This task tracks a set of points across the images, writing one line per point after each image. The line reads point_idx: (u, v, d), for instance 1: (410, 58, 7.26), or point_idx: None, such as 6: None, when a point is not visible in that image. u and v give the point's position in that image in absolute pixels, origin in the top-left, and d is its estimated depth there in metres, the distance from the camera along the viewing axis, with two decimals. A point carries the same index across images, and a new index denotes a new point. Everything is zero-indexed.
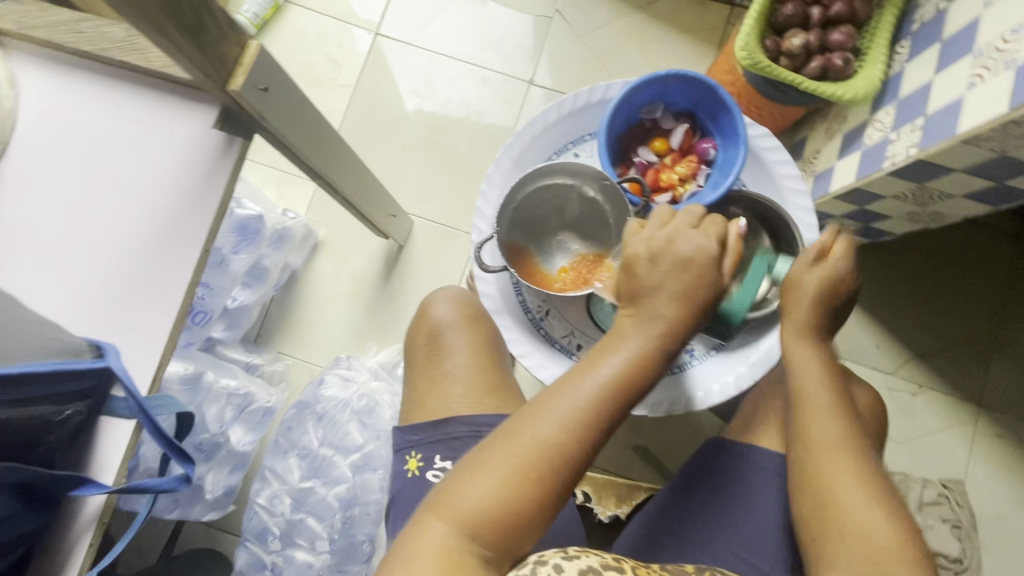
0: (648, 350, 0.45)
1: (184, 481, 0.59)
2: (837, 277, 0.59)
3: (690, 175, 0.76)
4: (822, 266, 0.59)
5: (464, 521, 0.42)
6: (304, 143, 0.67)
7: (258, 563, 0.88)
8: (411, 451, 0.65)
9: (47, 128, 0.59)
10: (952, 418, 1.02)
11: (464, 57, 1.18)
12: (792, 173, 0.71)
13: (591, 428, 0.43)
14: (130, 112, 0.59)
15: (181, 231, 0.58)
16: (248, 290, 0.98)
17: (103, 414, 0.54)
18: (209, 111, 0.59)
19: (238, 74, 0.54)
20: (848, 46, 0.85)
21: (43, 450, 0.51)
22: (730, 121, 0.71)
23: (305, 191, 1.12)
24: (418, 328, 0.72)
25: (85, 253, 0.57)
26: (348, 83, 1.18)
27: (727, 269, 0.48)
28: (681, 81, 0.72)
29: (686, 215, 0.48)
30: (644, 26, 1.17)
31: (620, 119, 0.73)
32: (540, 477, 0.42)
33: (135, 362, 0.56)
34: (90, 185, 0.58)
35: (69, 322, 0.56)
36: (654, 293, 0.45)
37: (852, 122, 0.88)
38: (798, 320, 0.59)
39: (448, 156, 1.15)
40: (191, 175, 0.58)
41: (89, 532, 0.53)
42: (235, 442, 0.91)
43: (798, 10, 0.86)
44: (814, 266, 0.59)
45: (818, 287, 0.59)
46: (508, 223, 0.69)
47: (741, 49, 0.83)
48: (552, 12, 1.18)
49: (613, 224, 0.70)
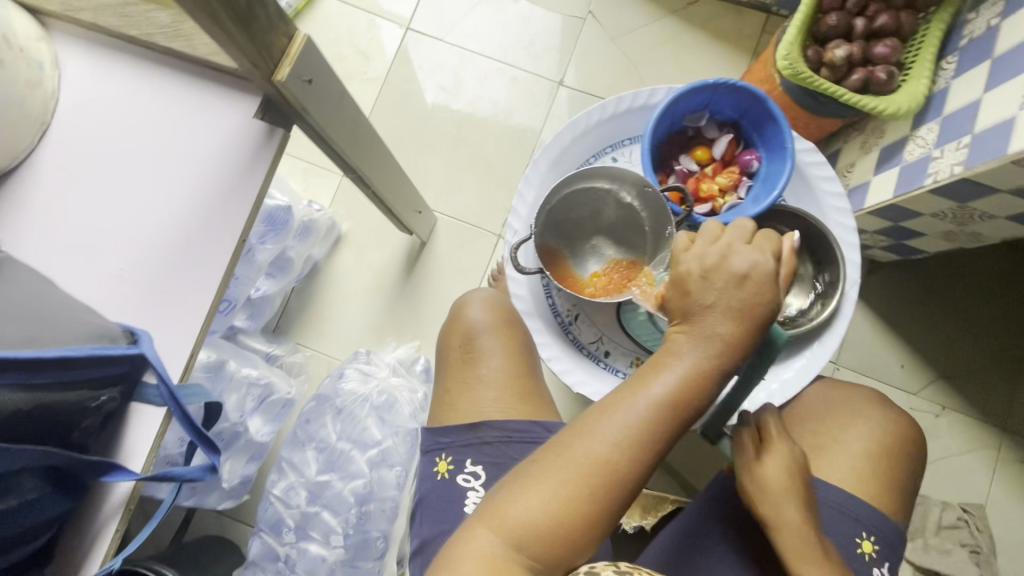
0: (704, 367, 0.45)
1: (210, 470, 0.57)
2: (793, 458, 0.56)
3: (730, 187, 0.75)
4: (771, 455, 0.56)
5: (512, 533, 0.42)
6: (341, 137, 0.67)
7: (272, 554, 0.88)
8: (441, 453, 0.65)
9: (91, 113, 0.59)
10: (977, 442, 1.00)
11: (494, 55, 1.17)
12: (835, 191, 0.72)
13: (643, 447, 0.43)
14: (173, 99, 0.59)
15: (220, 221, 0.57)
16: (271, 281, 0.98)
17: (133, 401, 0.53)
18: (251, 100, 0.58)
19: (284, 64, 0.54)
20: (892, 59, 0.84)
21: (77, 437, 0.50)
22: (777, 134, 0.71)
23: (331, 184, 1.12)
24: (453, 330, 0.71)
25: (124, 240, 0.57)
26: (378, 77, 1.17)
27: (783, 286, 0.48)
28: (728, 90, 0.71)
29: (736, 231, 0.48)
30: (678, 31, 1.16)
31: (664, 125, 0.73)
32: (591, 493, 0.42)
33: (169, 350, 0.56)
34: (131, 171, 0.58)
35: (107, 308, 0.56)
36: (707, 310, 0.45)
37: (891, 137, 0.86)
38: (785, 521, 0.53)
39: (474, 154, 1.14)
40: (232, 164, 0.58)
41: (113, 520, 0.52)
42: (254, 432, 0.91)
43: (842, 21, 0.84)
44: (764, 459, 0.56)
45: (781, 474, 0.55)
46: (543, 224, 0.70)
47: (782, 59, 0.82)
48: (585, 13, 1.17)
49: (649, 232, 0.70)
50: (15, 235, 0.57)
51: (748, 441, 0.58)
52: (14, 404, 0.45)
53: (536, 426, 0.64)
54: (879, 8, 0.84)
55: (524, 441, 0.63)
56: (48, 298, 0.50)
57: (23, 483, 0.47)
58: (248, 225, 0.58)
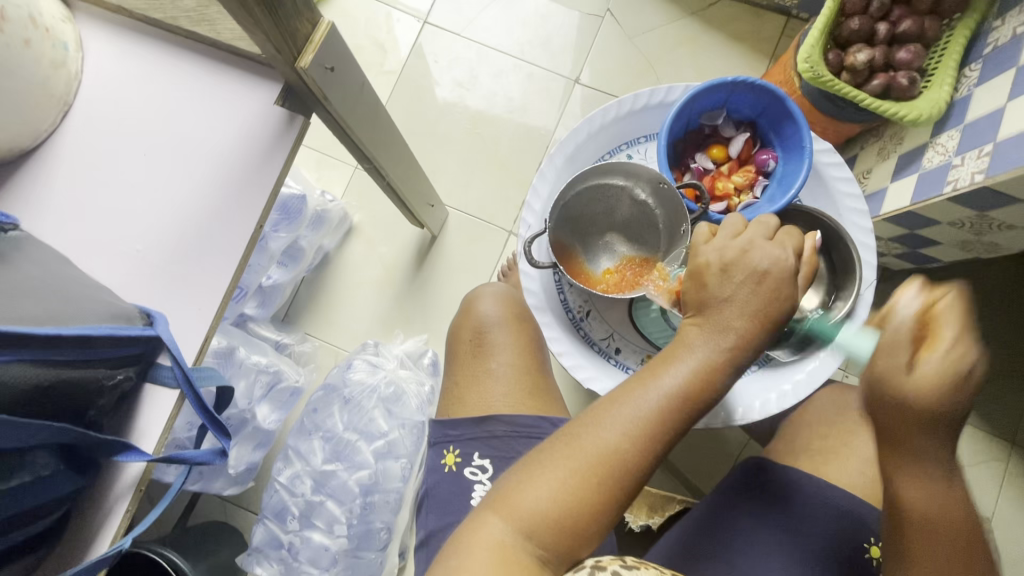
0: (714, 362, 0.44)
1: (220, 454, 0.58)
2: (952, 368, 0.40)
3: (746, 185, 0.75)
4: (925, 358, 0.40)
5: (521, 521, 0.41)
6: (360, 126, 0.67)
7: (276, 541, 0.88)
8: (449, 446, 0.65)
9: (113, 94, 0.59)
10: (985, 454, 0.99)
11: (511, 51, 1.17)
12: (853, 192, 0.72)
13: (652, 437, 0.43)
14: (195, 82, 0.59)
15: (238, 206, 0.58)
16: (284, 270, 0.99)
17: (148, 381, 0.54)
18: (274, 87, 0.59)
19: (307, 50, 0.54)
20: (914, 65, 0.83)
21: (91, 415, 0.50)
22: (795, 133, 0.70)
23: (344, 175, 1.12)
24: (463, 323, 0.71)
25: (142, 221, 0.58)
26: (394, 69, 1.17)
27: (801, 285, 0.49)
28: (747, 89, 0.70)
29: (760, 226, 0.48)
30: (696, 32, 1.15)
31: (681, 123, 0.73)
32: (599, 482, 0.42)
33: (184, 333, 0.56)
34: (151, 152, 0.58)
35: (125, 289, 0.57)
36: (726, 303, 0.45)
37: (910, 143, 0.86)
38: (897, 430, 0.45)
39: (488, 149, 1.14)
40: (251, 149, 0.58)
41: (125, 500, 0.53)
42: (263, 419, 0.91)
43: (864, 25, 0.84)
44: (909, 365, 0.41)
45: (926, 390, 0.41)
46: (557, 219, 0.70)
47: (803, 61, 0.81)
48: (603, 12, 1.17)
49: (663, 229, 0.70)
50: (34, 213, 0.57)
51: (898, 340, 0.41)
52: (32, 378, 0.44)
53: (545, 422, 0.64)
54: (902, 13, 0.84)
55: (533, 436, 0.63)
56: (68, 277, 0.50)
57: (36, 459, 0.46)
58: (265, 210, 0.58)
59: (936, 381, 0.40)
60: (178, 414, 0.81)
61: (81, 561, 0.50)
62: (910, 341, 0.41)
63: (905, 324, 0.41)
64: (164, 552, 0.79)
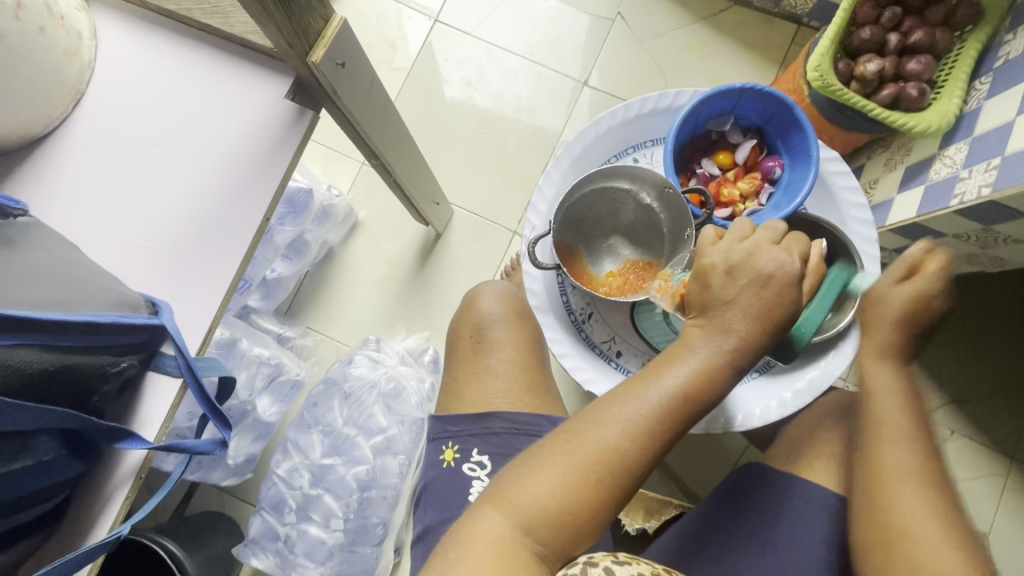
0: (715, 363, 0.44)
1: (220, 445, 0.58)
2: (922, 297, 0.54)
3: (752, 192, 0.75)
4: (910, 284, 0.54)
5: (519, 515, 0.41)
6: (368, 122, 0.67)
7: (272, 533, 0.88)
8: (448, 441, 0.65)
9: (124, 82, 0.59)
10: (983, 468, 0.99)
11: (520, 51, 1.17)
12: (859, 202, 0.72)
13: (652, 436, 0.43)
14: (206, 74, 0.60)
15: (245, 197, 0.58)
16: (287, 263, 0.99)
17: (152, 370, 0.55)
18: (284, 81, 0.59)
19: (319, 46, 0.54)
20: (924, 77, 0.83)
21: (96, 402, 0.50)
22: (802, 141, 0.70)
23: (351, 170, 1.12)
24: (464, 320, 0.72)
25: (150, 210, 0.58)
26: (403, 66, 1.18)
27: (807, 294, 0.49)
28: (755, 95, 0.70)
29: (766, 231, 0.47)
30: (706, 37, 1.15)
31: (688, 128, 0.73)
32: (598, 479, 0.42)
33: (188, 322, 0.57)
34: (160, 142, 0.59)
35: (130, 277, 0.57)
36: (728, 305, 0.45)
37: (918, 154, 0.85)
38: (875, 339, 0.56)
39: (495, 148, 1.14)
40: (260, 142, 0.58)
41: (125, 486, 0.53)
42: (263, 411, 0.91)
43: (876, 35, 0.84)
44: (899, 283, 0.55)
45: (903, 306, 0.54)
46: (562, 220, 0.70)
47: (813, 70, 0.81)
48: (614, 15, 1.17)
49: (667, 233, 0.70)
50: (43, 199, 0.57)
51: (896, 269, 0.56)
52: (39, 363, 0.44)
53: (545, 421, 0.64)
54: (914, 24, 0.84)
55: (532, 435, 0.63)
56: (76, 263, 0.50)
57: (39, 443, 0.47)
58: (272, 202, 0.59)
59: (909, 303, 0.54)
60: (180, 404, 0.81)
61: (80, 547, 0.50)
62: (900, 275, 0.55)
63: (905, 261, 0.56)
64: (163, 541, 0.80)
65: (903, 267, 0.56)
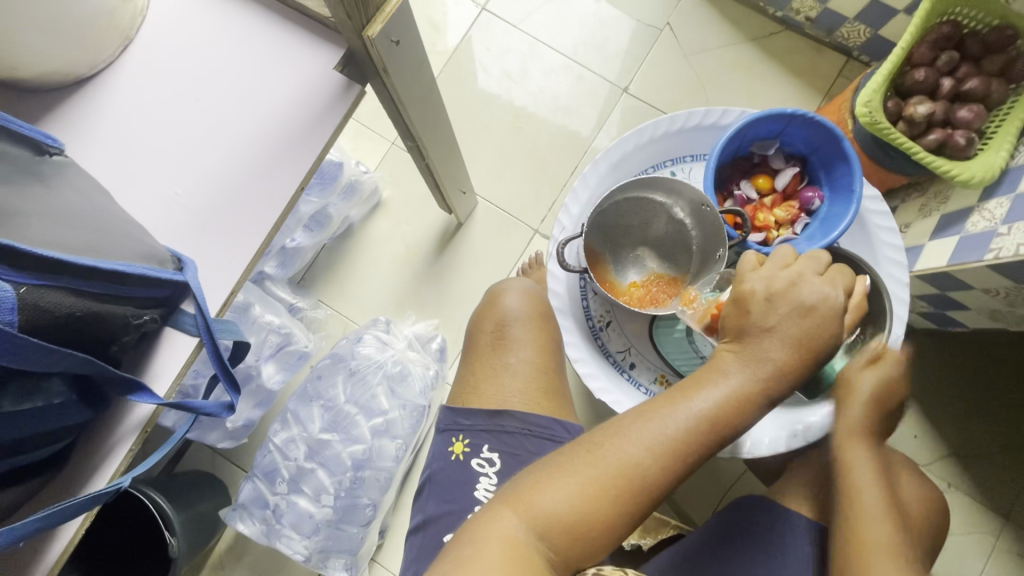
0: (749, 391, 0.44)
1: (227, 408, 0.57)
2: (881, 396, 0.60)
3: (787, 221, 0.75)
4: (874, 368, 0.60)
5: (537, 520, 0.41)
6: (412, 103, 0.66)
7: (262, 501, 0.88)
8: (458, 434, 0.65)
9: (174, 34, 0.59)
10: (974, 524, 0.94)
11: (564, 50, 1.16)
12: (895, 243, 0.73)
13: (676, 458, 0.43)
14: (259, 35, 0.59)
15: (283, 164, 0.58)
16: (308, 234, 0.99)
17: (169, 325, 0.54)
18: (335, 51, 0.59)
19: (377, 21, 0.53)
20: (974, 125, 0.81)
21: (115, 351, 0.49)
22: (846, 175, 0.69)
23: (381, 148, 1.12)
24: (487, 315, 0.70)
25: (185, 163, 0.57)
26: (445, 51, 1.17)
27: (848, 326, 0.51)
28: (804, 123, 0.70)
29: (811, 261, 0.48)
30: (753, 59, 1.14)
31: (732, 148, 0.72)
32: (617, 494, 0.42)
33: (211, 283, 0.57)
34: (203, 98, 0.58)
35: (158, 230, 0.57)
36: (765, 334, 0.45)
37: (955, 204, 0.84)
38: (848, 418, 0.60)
39: (527, 143, 1.13)
40: (304, 110, 0.58)
41: (129, 439, 0.53)
42: (267, 377, 0.91)
43: (930, 78, 0.83)
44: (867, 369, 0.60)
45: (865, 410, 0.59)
46: (593, 226, 0.69)
47: (863, 104, 0.80)
48: (663, 24, 1.16)
49: (697, 251, 0.69)
50: (81, 141, 0.57)
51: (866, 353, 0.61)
52: (68, 307, 0.43)
53: (559, 425, 0.64)
54: (969, 72, 0.83)
55: (543, 437, 0.63)
56: (111, 212, 0.50)
57: (52, 386, 0.46)
58: (309, 172, 0.59)
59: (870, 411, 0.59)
60: (199, 364, 0.82)
61: (79, 495, 0.50)
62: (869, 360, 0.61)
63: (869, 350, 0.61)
64: (153, 496, 0.79)
65: (867, 355, 0.61)
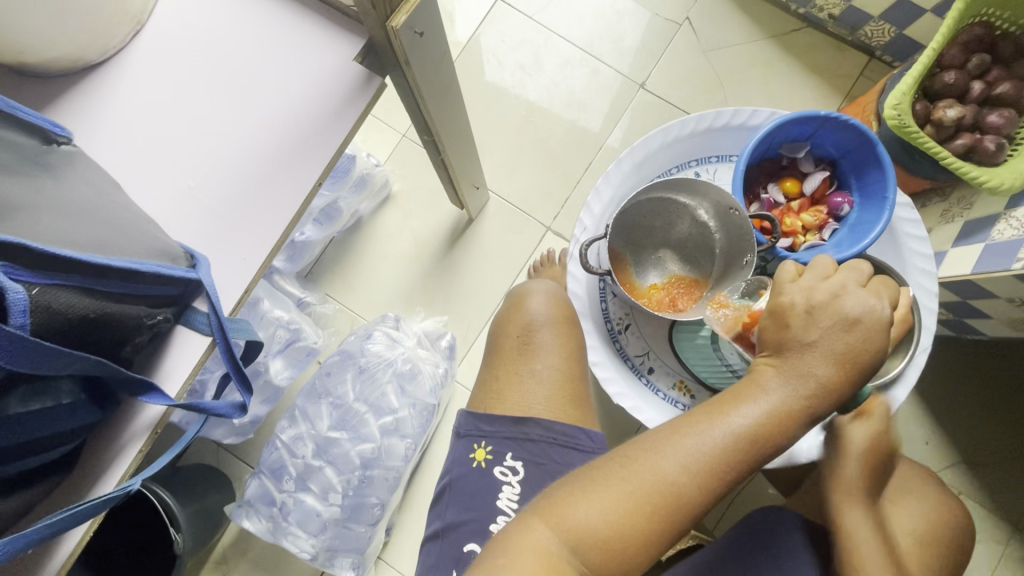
0: (789, 407, 0.42)
1: (238, 410, 0.55)
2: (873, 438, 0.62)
3: (816, 226, 0.72)
4: (862, 422, 0.63)
5: (568, 533, 0.40)
6: (432, 94, 0.64)
7: (269, 498, 0.87)
8: (480, 440, 0.63)
9: (188, 21, 0.56)
10: (982, 531, 0.94)
11: (580, 42, 1.13)
12: (925, 252, 0.72)
13: (713, 474, 0.41)
14: (277, 23, 0.57)
15: (300, 159, 0.56)
16: (317, 228, 0.97)
17: (181, 325, 0.52)
18: (355, 41, 0.57)
19: (401, 11, 0.51)
20: (1004, 131, 0.80)
21: (129, 352, 0.48)
22: (879, 181, 0.68)
23: (392, 140, 1.09)
24: (511, 319, 0.69)
25: (198, 157, 0.55)
26: (459, 41, 1.14)
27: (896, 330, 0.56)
28: (837, 126, 0.68)
29: (852, 272, 0.46)
30: (774, 55, 1.11)
31: (760, 149, 0.70)
32: (651, 512, 0.40)
33: (226, 281, 0.55)
34: (217, 88, 0.56)
35: (172, 226, 0.55)
36: (807, 348, 0.43)
37: (981, 211, 0.83)
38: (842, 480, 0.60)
39: (540, 138, 1.11)
40: (322, 104, 0.56)
41: (139, 441, 0.51)
42: (275, 374, 0.90)
43: (960, 81, 0.81)
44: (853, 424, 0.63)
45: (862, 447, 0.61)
46: (616, 228, 0.68)
47: (891, 106, 0.77)
48: (681, 19, 1.13)
49: (720, 254, 0.68)
50: (90, 130, 0.55)
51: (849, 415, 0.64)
52: (81, 308, 0.41)
53: (583, 434, 0.62)
54: (1000, 75, 0.81)
55: (565, 446, 0.62)
56: (122, 207, 0.48)
57: (61, 386, 0.44)
58: (326, 167, 0.57)
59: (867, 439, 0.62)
60: (210, 359, 0.80)
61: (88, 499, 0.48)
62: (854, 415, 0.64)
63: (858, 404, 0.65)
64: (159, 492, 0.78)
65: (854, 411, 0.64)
